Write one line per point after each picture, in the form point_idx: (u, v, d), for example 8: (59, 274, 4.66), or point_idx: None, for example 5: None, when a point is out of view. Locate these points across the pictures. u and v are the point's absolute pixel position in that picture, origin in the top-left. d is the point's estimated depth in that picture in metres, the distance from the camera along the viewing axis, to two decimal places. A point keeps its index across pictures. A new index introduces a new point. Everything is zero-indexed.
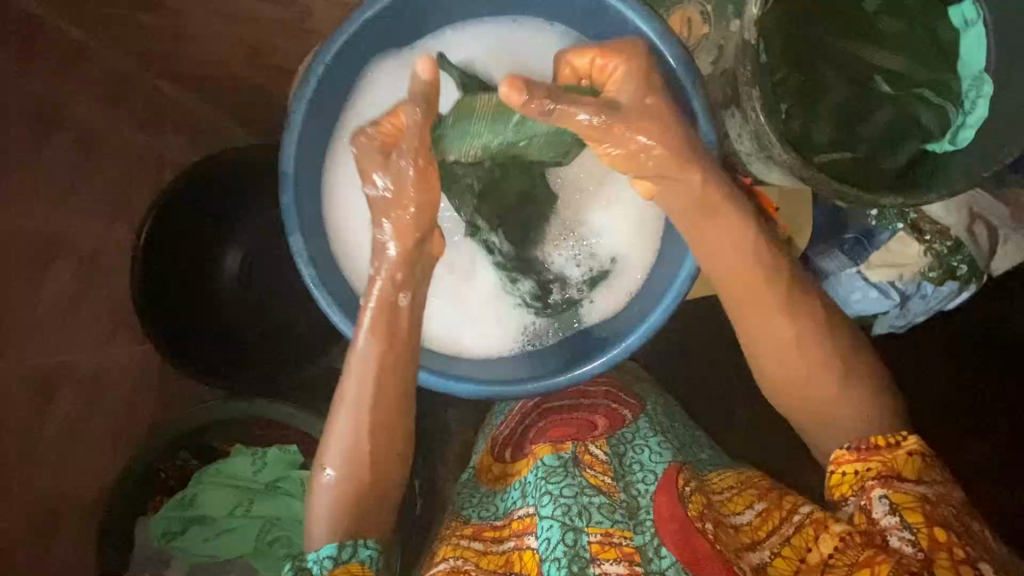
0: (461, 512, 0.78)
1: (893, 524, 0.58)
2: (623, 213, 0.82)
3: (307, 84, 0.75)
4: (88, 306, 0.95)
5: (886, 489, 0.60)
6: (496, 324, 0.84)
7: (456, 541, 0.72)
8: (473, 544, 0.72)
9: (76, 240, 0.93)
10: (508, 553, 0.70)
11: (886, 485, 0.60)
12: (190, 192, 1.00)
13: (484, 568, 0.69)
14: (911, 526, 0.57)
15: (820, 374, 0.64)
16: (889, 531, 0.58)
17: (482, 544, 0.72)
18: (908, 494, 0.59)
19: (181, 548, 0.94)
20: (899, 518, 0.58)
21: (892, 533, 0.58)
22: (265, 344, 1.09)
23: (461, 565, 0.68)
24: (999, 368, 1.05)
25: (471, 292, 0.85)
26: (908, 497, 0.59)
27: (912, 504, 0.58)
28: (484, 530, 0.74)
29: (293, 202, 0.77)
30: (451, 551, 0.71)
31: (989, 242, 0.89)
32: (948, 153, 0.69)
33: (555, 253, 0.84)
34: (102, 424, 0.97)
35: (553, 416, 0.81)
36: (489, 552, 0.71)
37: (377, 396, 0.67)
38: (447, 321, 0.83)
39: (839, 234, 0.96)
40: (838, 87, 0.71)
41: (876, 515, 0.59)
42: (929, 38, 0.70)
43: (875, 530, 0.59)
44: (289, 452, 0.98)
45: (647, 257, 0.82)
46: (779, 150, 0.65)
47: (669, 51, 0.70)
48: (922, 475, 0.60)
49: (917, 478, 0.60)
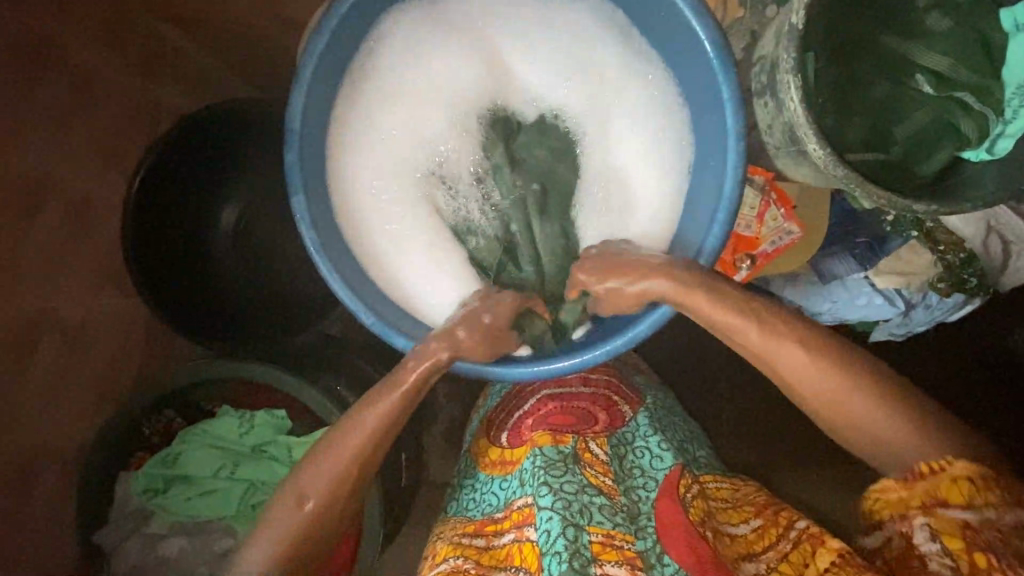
0: (462, 511, 0.78)
1: (934, 551, 0.57)
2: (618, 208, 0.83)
3: (318, 37, 0.71)
4: (77, 255, 0.93)
5: (930, 517, 0.57)
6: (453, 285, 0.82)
7: (456, 539, 0.72)
8: (476, 541, 0.71)
9: (65, 184, 0.90)
10: (508, 546, 0.70)
11: (929, 514, 0.58)
12: (180, 145, 0.95)
13: (485, 566, 0.68)
14: (952, 553, 0.56)
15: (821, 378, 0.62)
16: (929, 557, 0.57)
17: (484, 540, 0.71)
18: (951, 522, 0.56)
19: (162, 506, 0.93)
20: (941, 545, 0.56)
21: (933, 559, 0.57)
22: (258, 305, 1.05)
23: (461, 565, 0.68)
24: (994, 381, 1.05)
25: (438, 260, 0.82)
26: (950, 524, 0.56)
27: (953, 531, 0.56)
28: (486, 524, 0.73)
29: (298, 161, 0.73)
30: (451, 551, 0.70)
31: (1002, 254, 0.89)
32: (984, 162, 0.67)
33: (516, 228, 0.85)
34: (84, 376, 0.95)
35: (551, 401, 0.79)
36: (491, 546, 0.71)
37: (362, 447, 0.67)
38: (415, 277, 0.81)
39: (851, 237, 0.91)
40: (877, 85, 0.70)
41: (916, 541, 0.58)
42: (977, 39, 0.66)
43: (916, 555, 0.58)
44: (277, 416, 0.96)
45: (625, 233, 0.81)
46: (813, 145, 0.64)
47: (702, 29, 0.69)
48: (972, 498, 0.56)
49: (965, 503, 0.56)
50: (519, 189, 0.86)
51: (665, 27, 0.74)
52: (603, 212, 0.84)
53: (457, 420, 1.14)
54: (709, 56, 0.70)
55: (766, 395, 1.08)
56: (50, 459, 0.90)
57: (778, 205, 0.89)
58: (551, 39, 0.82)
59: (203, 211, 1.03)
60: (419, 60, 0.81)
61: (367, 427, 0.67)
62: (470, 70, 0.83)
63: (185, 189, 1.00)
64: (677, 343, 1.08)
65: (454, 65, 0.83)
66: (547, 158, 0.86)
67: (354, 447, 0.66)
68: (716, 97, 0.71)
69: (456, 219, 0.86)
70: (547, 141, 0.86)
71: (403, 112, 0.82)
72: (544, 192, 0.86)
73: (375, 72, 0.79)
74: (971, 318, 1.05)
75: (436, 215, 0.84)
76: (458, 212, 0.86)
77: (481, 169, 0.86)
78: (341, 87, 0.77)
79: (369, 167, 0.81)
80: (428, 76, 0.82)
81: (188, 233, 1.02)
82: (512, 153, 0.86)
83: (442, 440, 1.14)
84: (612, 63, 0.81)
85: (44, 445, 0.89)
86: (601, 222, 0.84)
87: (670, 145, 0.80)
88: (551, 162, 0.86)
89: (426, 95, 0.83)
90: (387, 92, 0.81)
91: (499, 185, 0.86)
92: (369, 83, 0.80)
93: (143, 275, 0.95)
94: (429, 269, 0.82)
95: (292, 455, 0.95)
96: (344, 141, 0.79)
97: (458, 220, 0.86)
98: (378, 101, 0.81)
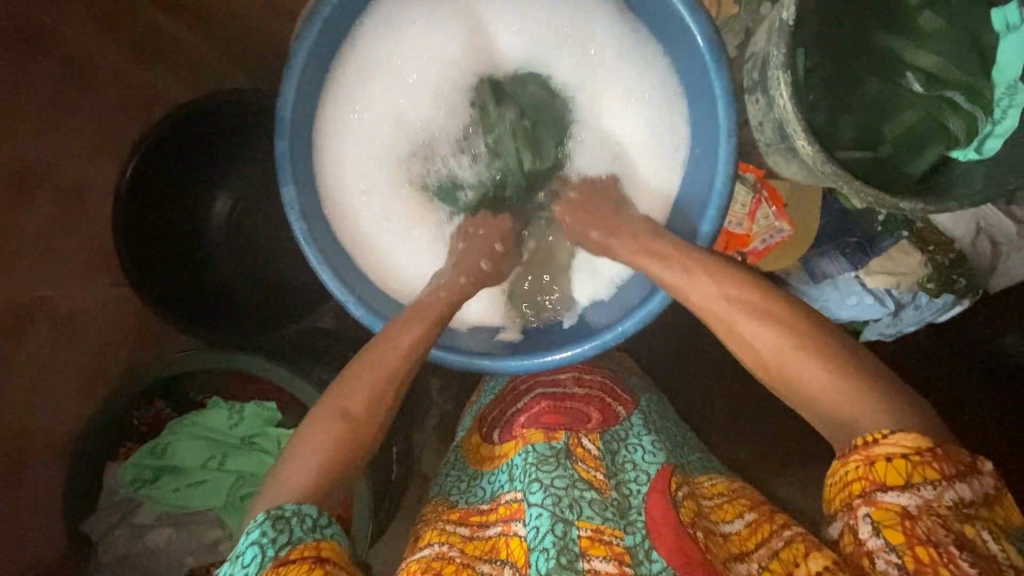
0: (448, 496, 0.78)
1: (879, 547, 0.51)
2: (596, 146, 0.83)
3: (309, 28, 0.71)
4: (70, 244, 0.92)
5: (871, 507, 0.52)
6: (420, 233, 0.83)
7: (443, 526, 0.72)
8: (459, 530, 0.71)
9: (60, 171, 0.89)
10: (493, 539, 0.69)
11: (870, 502, 0.52)
12: (176, 137, 0.94)
13: (469, 555, 0.67)
14: (897, 548, 0.51)
15: (795, 368, 0.59)
16: (876, 554, 0.51)
17: (469, 530, 0.71)
18: (889, 509, 0.51)
19: (151, 496, 0.92)
20: (884, 541, 0.51)
21: (879, 556, 0.51)
22: (252, 298, 1.05)
23: (447, 552, 0.67)
24: (986, 385, 1.06)
25: (404, 210, 0.83)
26: (890, 512, 0.51)
27: (894, 521, 0.51)
28: (471, 514, 0.73)
29: (288, 151, 0.73)
30: (436, 536, 0.70)
31: (990, 257, 0.90)
32: (972, 162, 0.68)
33: (472, 166, 0.85)
34: (76, 365, 0.94)
35: (545, 400, 0.80)
36: (475, 537, 0.70)
37: (394, 367, 0.64)
38: (377, 225, 0.82)
39: (844, 236, 0.92)
40: (870, 82, 0.70)
41: (862, 536, 0.52)
42: (969, 40, 0.67)
43: (861, 552, 0.53)
44: (266, 408, 0.95)
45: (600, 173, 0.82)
46: (802, 141, 0.64)
47: (696, 26, 0.69)
48: (911, 478, 0.51)
49: (903, 485, 0.51)
50: (511, 121, 0.83)
51: (659, 24, 0.75)
52: (600, 155, 0.83)
53: (450, 414, 1.14)
54: (702, 53, 0.70)
55: (756, 392, 1.08)
56: (40, 449, 0.90)
57: (769, 202, 0.89)
58: (538, 17, 0.81)
59: (197, 202, 1.03)
60: (403, 36, 0.80)
61: (399, 349, 0.65)
62: (460, 51, 0.82)
63: (179, 184, 1.00)
64: (669, 340, 1.08)
65: (441, 41, 0.81)
66: (539, 93, 0.83)
67: (389, 367, 0.64)
68: (709, 93, 0.71)
69: (447, 176, 0.84)
70: (539, 84, 0.83)
71: (391, 87, 0.81)
72: (537, 127, 0.83)
73: (360, 53, 0.78)
74: (963, 320, 1.05)
75: (422, 189, 0.84)
76: (435, 174, 0.84)
77: (473, 127, 0.84)
78: (330, 74, 0.77)
79: (356, 150, 0.81)
80: (414, 50, 0.81)
81: (186, 231, 1.02)
82: (501, 91, 0.83)
83: (434, 435, 1.15)
84: (600, 46, 0.81)
85: (35, 435, 0.89)
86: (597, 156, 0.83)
87: (662, 117, 0.80)
88: (543, 97, 0.83)
89: (412, 67, 0.81)
90: (372, 63, 0.79)
91: (489, 126, 0.83)
92: (358, 67, 0.79)
93: (139, 268, 0.94)
94: (417, 249, 0.83)
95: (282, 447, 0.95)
96: (331, 126, 0.79)
97: (446, 188, 0.84)
98: (363, 79, 0.80)
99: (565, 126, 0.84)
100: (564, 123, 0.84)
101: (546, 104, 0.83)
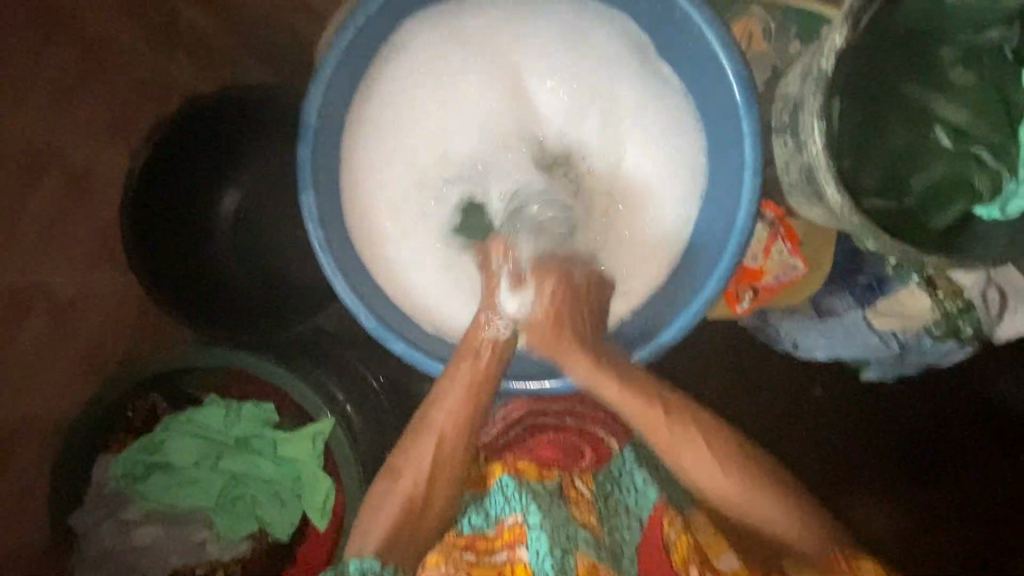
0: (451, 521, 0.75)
1: None
2: (658, 200, 0.81)
3: (343, 34, 0.72)
4: (72, 227, 0.91)
5: None
6: (438, 271, 0.82)
7: (449, 551, 0.70)
8: (466, 555, 0.70)
9: (69, 159, 0.89)
10: (500, 565, 0.70)
11: None
12: (185, 127, 0.94)
13: None
14: None
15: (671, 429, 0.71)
16: None
17: (473, 555, 0.70)
18: None
19: (141, 493, 0.90)
20: None
21: None
22: (251, 293, 1.03)
23: None
24: (993, 428, 1.04)
25: (425, 247, 0.83)
26: None
27: None
28: (477, 539, 0.72)
29: (310, 157, 0.73)
30: (442, 560, 0.69)
31: (997, 309, 0.90)
32: (997, 220, 0.69)
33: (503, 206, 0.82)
34: (71, 353, 0.92)
35: (540, 435, 0.82)
36: (479, 563, 0.70)
37: (459, 412, 0.70)
38: (407, 259, 0.82)
39: (855, 275, 0.92)
40: (900, 131, 0.72)
41: None
42: (997, 96, 0.70)
43: None
44: (265, 410, 0.91)
45: (653, 214, 0.81)
46: (830, 190, 0.65)
47: (727, 62, 0.70)
48: None
49: None
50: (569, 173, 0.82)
51: (686, 58, 0.76)
52: (653, 215, 0.81)
53: None
54: (732, 88, 0.71)
55: (758, 423, 1.07)
56: (29, 435, 0.88)
57: (784, 240, 0.90)
58: (571, 55, 0.82)
59: (204, 194, 1.01)
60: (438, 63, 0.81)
61: (461, 390, 0.71)
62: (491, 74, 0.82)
63: (174, 190, 0.98)
64: (670, 361, 1.06)
65: (473, 65, 0.81)
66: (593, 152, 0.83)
67: (450, 425, 0.70)
68: (735, 130, 0.73)
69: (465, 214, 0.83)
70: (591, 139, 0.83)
71: (419, 110, 0.81)
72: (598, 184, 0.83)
73: (396, 74, 0.80)
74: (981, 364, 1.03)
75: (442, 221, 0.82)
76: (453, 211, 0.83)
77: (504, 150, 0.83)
78: (359, 87, 0.78)
79: (383, 173, 0.81)
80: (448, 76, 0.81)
81: (180, 226, 1.00)
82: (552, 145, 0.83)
83: None
84: (627, 89, 0.81)
85: (21, 420, 0.87)
86: (643, 206, 0.82)
87: (688, 166, 0.80)
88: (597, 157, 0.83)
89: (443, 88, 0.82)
90: (408, 88, 0.81)
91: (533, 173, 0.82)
92: (391, 86, 0.80)
93: (144, 262, 0.93)
94: (432, 281, 0.82)
95: (277, 451, 0.91)
96: (361, 140, 0.80)
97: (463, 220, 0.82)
98: (393, 98, 0.80)
99: (615, 181, 0.83)
100: (616, 176, 0.83)
101: (607, 159, 0.83)
